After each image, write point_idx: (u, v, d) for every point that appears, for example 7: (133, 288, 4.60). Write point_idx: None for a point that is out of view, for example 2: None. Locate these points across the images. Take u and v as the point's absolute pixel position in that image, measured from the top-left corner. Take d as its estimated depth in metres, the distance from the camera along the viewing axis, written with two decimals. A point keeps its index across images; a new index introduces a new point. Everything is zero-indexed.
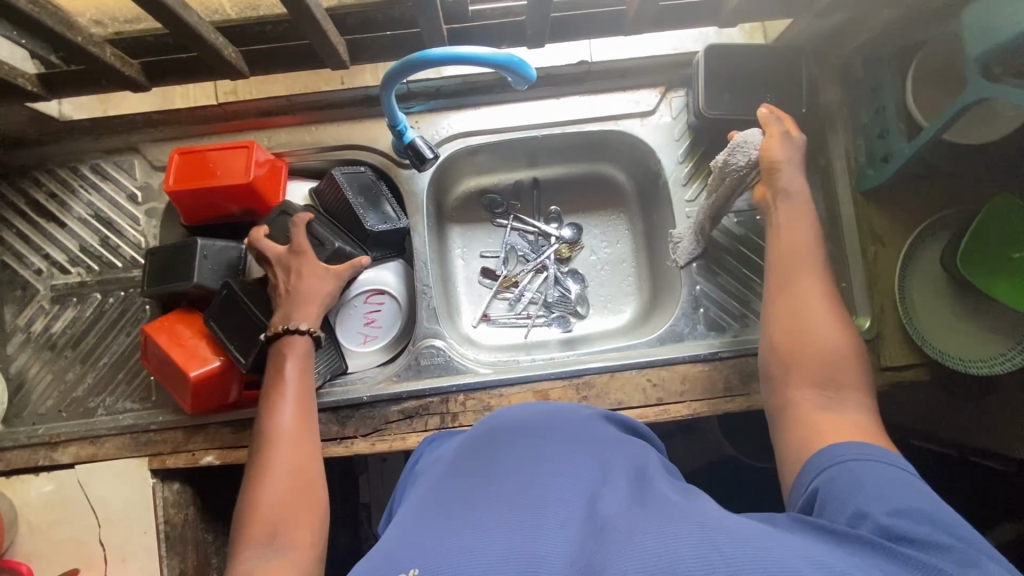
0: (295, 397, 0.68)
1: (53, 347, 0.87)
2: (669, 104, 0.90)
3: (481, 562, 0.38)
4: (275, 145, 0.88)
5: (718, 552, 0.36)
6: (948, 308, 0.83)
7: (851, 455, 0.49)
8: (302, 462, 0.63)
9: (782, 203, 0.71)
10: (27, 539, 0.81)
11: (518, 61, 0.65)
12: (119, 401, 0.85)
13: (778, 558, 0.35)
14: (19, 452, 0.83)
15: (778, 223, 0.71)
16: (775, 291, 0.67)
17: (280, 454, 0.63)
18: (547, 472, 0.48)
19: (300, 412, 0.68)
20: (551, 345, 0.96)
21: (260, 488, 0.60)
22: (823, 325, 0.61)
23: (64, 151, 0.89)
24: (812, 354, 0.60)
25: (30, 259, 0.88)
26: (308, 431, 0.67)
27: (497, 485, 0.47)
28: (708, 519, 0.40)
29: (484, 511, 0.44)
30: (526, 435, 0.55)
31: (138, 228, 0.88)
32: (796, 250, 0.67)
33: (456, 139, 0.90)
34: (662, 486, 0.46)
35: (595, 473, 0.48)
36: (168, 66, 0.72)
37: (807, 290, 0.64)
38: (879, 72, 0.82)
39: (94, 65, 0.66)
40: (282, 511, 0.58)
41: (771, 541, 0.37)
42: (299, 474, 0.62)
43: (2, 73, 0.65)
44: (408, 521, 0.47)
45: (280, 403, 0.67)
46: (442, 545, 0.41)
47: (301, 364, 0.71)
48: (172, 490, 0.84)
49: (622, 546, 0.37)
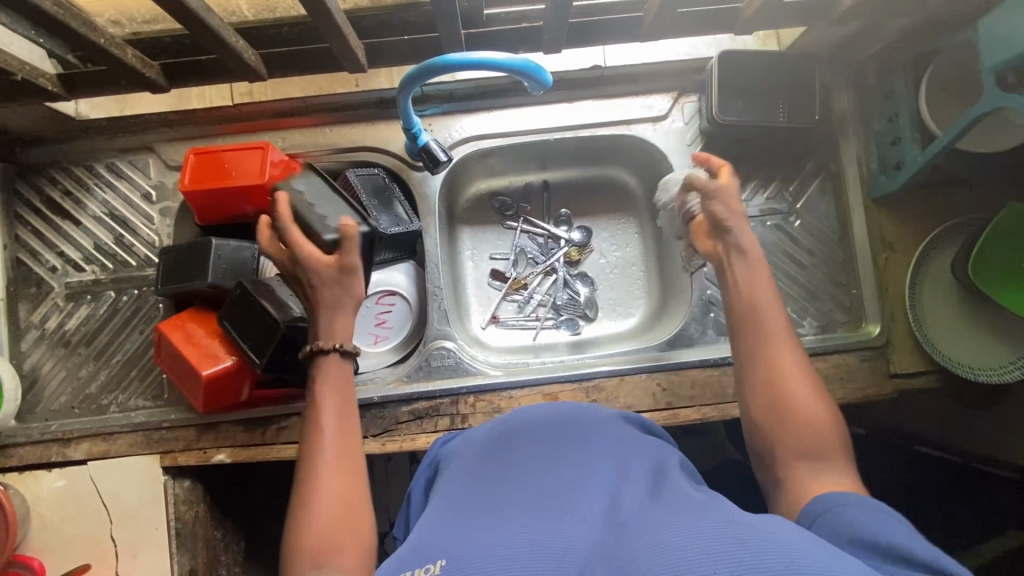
0: (335, 409, 0.64)
1: (67, 344, 0.87)
2: (682, 109, 0.90)
3: (507, 555, 0.39)
4: (289, 146, 0.88)
5: (743, 548, 0.36)
6: (957, 316, 0.83)
7: (839, 498, 0.48)
8: (345, 480, 0.59)
9: (741, 263, 0.67)
10: (39, 534, 0.81)
11: (535, 66, 0.66)
12: (132, 398, 0.86)
13: (802, 552, 0.35)
14: (32, 448, 0.84)
15: (739, 286, 0.65)
16: (746, 360, 0.61)
17: (323, 473, 0.59)
18: (568, 470, 0.48)
19: (341, 423, 0.63)
20: (560, 348, 0.96)
21: (306, 512, 0.56)
22: (797, 394, 0.57)
23: (80, 149, 0.90)
24: (796, 428, 0.55)
25: (45, 257, 0.89)
26: (351, 444, 0.62)
27: (518, 482, 0.48)
28: (729, 515, 0.40)
29: (508, 507, 0.45)
30: (546, 435, 0.56)
31: (152, 226, 0.89)
32: (760, 312, 0.62)
33: (468, 142, 0.90)
34: (681, 485, 0.46)
35: (615, 471, 0.49)
36: (186, 67, 0.73)
37: (778, 357, 0.59)
38: (893, 80, 0.82)
39: (114, 66, 0.67)
40: (330, 535, 0.55)
41: (792, 535, 0.38)
42: (346, 493, 0.58)
43: (24, 72, 0.66)
44: (433, 519, 0.48)
45: (319, 415, 0.63)
46: (467, 540, 0.41)
47: (338, 371, 0.67)
48: (183, 488, 0.84)
49: (647, 542, 0.38)
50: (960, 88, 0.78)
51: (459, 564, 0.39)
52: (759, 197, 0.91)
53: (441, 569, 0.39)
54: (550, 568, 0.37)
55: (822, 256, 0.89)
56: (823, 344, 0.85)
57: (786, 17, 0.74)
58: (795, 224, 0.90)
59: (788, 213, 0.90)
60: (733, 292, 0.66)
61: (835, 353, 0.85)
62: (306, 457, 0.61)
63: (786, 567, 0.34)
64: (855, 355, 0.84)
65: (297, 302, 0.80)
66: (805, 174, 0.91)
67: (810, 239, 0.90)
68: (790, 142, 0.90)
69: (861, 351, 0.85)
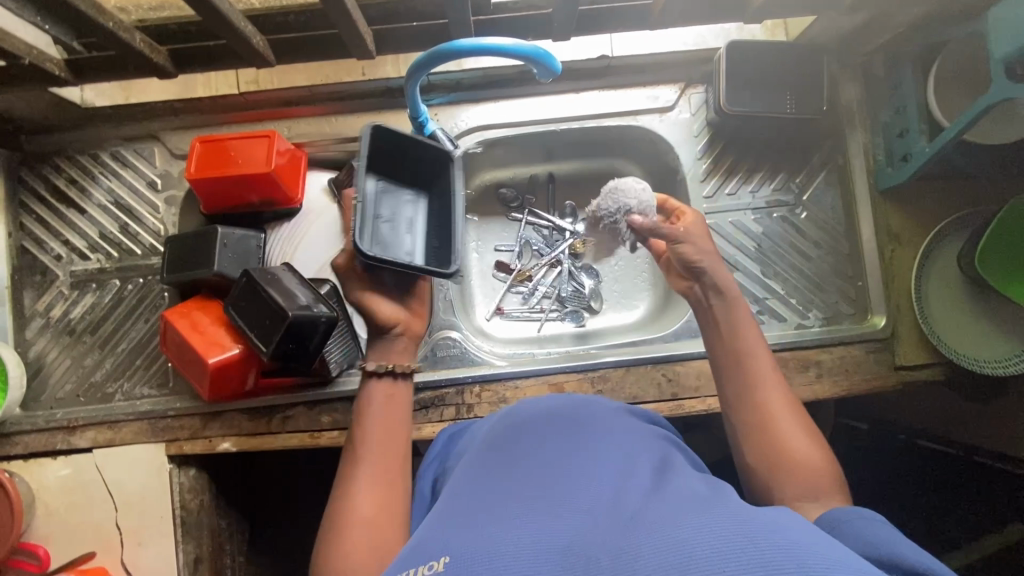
0: (382, 420, 0.62)
1: (72, 333, 0.87)
2: (688, 100, 0.90)
3: (512, 550, 0.39)
4: (295, 136, 0.88)
5: (753, 543, 0.35)
6: (963, 308, 0.83)
7: (841, 515, 0.47)
8: (382, 491, 0.56)
9: (719, 300, 0.64)
10: (43, 522, 0.82)
11: (546, 54, 0.65)
12: (137, 387, 0.86)
13: (814, 551, 0.34)
14: (37, 436, 0.84)
15: (718, 326, 0.63)
16: (735, 406, 0.58)
17: (359, 482, 0.57)
18: (575, 467, 0.48)
19: (385, 434, 0.61)
20: (565, 340, 0.96)
21: (338, 521, 0.54)
22: (790, 437, 0.54)
23: (85, 137, 0.90)
24: (792, 473, 0.53)
25: (50, 245, 0.89)
26: (393, 456, 0.60)
27: (524, 479, 0.48)
28: (739, 511, 0.39)
29: (513, 503, 0.44)
30: (553, 431, 0.56)
31: (157, 215, 0.89)
32: (744, 353, 0.60)
33: (474, 132, 0.90)
34: (690, 479, 0.46)
35: (620, 468, 0.48)
36: (194, 53, 0.72)
37: (767, 399, 0.57)
38: (901, 71, 0.82)
39: (123, 51, 0.67)
40: (359, 546, 0.51)
41: (804, 532, 0.37)
42: (379, 504, 0.55)
43: (31, 57, 0.66)
44: (437, 517, 0.47)
45: (364, 430, 0.62)
46: (471, 536, 0.41)
47: (392, 385, 0.65)
48: (188, 476, 0.84)
49: (651, 537, 0.37)
50: (969, 79, 0.77)
51: (463, 561, 0.39)
52: (765, 188, 0.91)
53: (445, 565, 0.39)
54: (555, 563, 0.37)
55: (828, 248, 0.89)
56: (829, 335, 0.85)
57: (794, 6, 0.74)
58: (801, 216, 0.90)
59: (794, 205, 0.91)
60: (714, 331, 0.63)
61: (842, 344, 0.84)
62: (345, 467, 0.59)
63: (796, 563, 0.33)
64: (861, 347, 0.84)
65: (304, 291, 0.79)
66: (811, 166, 0.91)
67: (816, 231, 0.90)
68: (797, 133, 0.90)
69: (867, 343, 0.84)
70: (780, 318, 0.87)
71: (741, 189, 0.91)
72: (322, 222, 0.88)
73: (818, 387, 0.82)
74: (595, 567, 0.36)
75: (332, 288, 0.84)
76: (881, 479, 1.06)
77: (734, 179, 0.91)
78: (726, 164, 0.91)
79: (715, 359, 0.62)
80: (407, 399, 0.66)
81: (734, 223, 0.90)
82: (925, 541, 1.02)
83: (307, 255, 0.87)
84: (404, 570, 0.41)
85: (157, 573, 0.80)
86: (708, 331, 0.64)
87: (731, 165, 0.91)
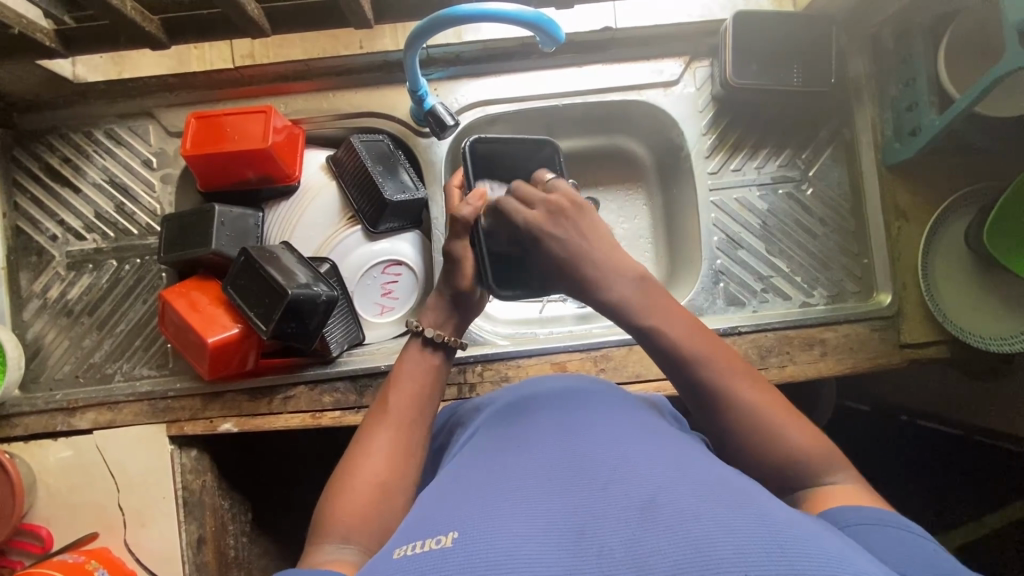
0: (413, 389, 0.62)
1: (70, 314, 0.86)
2: (693, 74, 0.89)
3: (523, 535, 0.38)
4: (291, 112, 0.87)
5: (779, 548, 0.35)
6: (970, 285, 0.82)
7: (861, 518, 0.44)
8: (398, 459, 0.56)
9: (642, 321, 0.56)
10: (45, 504, 0.81)
11: (548, 20, 0.64)
12: (136, 367, 0.85)
13: (840, 562, 0.34)
14: (37, 417, 0.83)
15: (659, 344, 0.56)
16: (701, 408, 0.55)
17: (378, 443, 0.57)
18: (588, 448, 0.48)
19: (413, 403, 0.61)
20: (567, 320, 0.96)
21: (348, 476, 0.54)
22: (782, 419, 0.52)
23: (78, 115, 0.88)
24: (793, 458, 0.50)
25: (45, 225, 0.87)
26: (416, 427, 0.59)
27: (536, 459, 0.47)
28: (760, 508, 0.39)
29: (524, 482, 0.44)
30: (565, 411, 0.55)
31: (153, 194, 0.87)
32: (695, 356, 0.54)
33: (476, 107, 0.88)
34: (707, 465, 0.46)
35: (633, 448, 0.48)
36: (189, 23, 0.71)
37: (737, 384, 0.53)
38: (911, 42, 0.80)
39: (115, 20, 0.65)
40: (362, 506, 0.51)
41: (827, 540, 0.37)
42: (392, 470, 0.55)
43: (21, 26, 0.65)
44: (441, 494, 0.46)
45: (387, 397, 0.61)
46: (481, 515, 0.41)
47: (429, 357, 0.65)
48: (190, 457, 0.84)
49: (667, 530, 0.37)
50: (979, 49, 0.76)
51: (473, 539, 0.38)
52: (771, 163, 0.90)
53: (453, 541, 0.39)
54: (569, 550, 0.37)
55: (834, 225, 0.88)
56: (835, 313, 0.84)
57: None
58: (806, 192, 0.89)
59: (800, 180, 0.89)
60: (650, 341, 0.56)
61: (846, 323, 0.83)
62: (367, 426, 0.59)
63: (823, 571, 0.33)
64: (866, 325, 0.83)
65: (304, 270, 0.78)
66: (818, 141, 0.89)
67: (822, 207, 0.88)
68: (803, 108, 0.88)
69: (872, 321, 0.84)
70: (784, 296, 0.87)
71: (746, 165, 0.90)
72: (320, 200, 0.86)
73: (823, 365, 0.82)
74: (609, 558, 0.36)
75: (331, 266, 0.83)
76: (883, 459, 1.06)
77: (740, 155, 0.90)
78: (731, 139, 0.90)
79: (669, 372, 0.56)
80: (440, 376, 0.65)
81: (739, 199, 0.89)
82: (925, 519, 1.03)
83: (305, 233, 0.85)
84: (407, 543, 0.40)
85: (160, 552, 0.80)
86: (652, 354, 0.57)
87: (737, 141, 0.90)
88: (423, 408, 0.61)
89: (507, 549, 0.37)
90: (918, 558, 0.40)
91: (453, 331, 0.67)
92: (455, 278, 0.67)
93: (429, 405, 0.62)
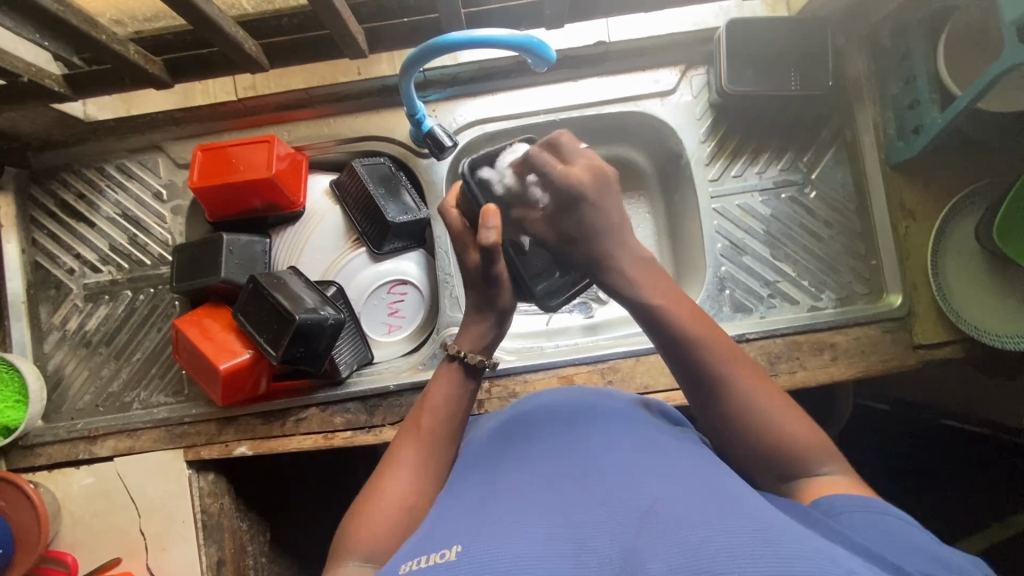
0: (444, 410, 0.60)
1: (88, 344, 0.89)
2: (690, 82, 0.89)
3: (532, 550, 0.38)
4: (294, 139, 0.89)
5: (771, 549, 0.34)
6: (983, 284, 0.81)
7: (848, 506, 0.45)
8: (423, 482, 0.56)
9: (673, 318, 0.56)
10: (69, 530, 0.83)
11: (537, 42, 0.66)
12: (153, 395, 0.87)
13: (836, 562, 0.33)
14: (59, 446, 0.86)
15: (675, 338, 0.56)
16: (696, 397, 0.56)
17: (405, 466, 0.56)
18: (602, 464, 0.47)
19: (443, 424, 0.60)
20: (575, 331, 0.96)
21: (373, 497, 0.54)
22: (779, 438, 0.52)
23: (92, 151, 0.91)
24: (800, 469, 0.50)
25: (62, 259, 0.90)
26: (444, 450, 0.59)
27: (544, 475, 0.47)
28: (758, 513, 0.39)
29: (532, 498, 0.44)
30: (576, 424, 0.54)
31: (164, 225, 0.90)
32: (713, 351, 0.55)
33: (474, 126, 0.89)
34: (716, 476, 0.45)
35: (646, 462, 0.47)
36: (189, 62, 0.74)
37: (739, 372, 0.54)
38: (909, 40, 0.79)
39: (119, 64, 0.68)
40: (384, 528, 0.52)
41: (829, 545, 0.36)
42: (418, 494, 0.55)
43: (30, 74, 0.68)
44: (444, 510, 0.47)
45: (418, 417, 0.60)
46: (485, 527, 0.41)
47: (462, 381, 0.62)
48: (207, 481, 0.85)
49: (664, 537, 0.37)
50: (975, 45, 0.75)
51: (476, 552, 0.39)
52: (772, 167, 0.89)
53: (458, 554, 0.39)
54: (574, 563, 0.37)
55: (839, 227, 0.87)
56: (844, 316, 0.83)
57: None
58: (810, 195, 0.88)
59: (803, 183, 0.88)
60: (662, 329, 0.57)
61: (855, 325, 0.82)
62: (395, 445, 0.59)
63: (815, 562, 0.33)
64: (876, 327, 0.82)
65: (311, 294, 0.79)
66: (819, 143, 0.89)
67: (828, 211, 0.87)
68: (802, 110, 0.88)
69: (883, 323, 0.82)
70: (793, 301, 0.85)
71: (747, 171, 0.89)
72: (325, 224, 0.87)
73: (833, 370, 0.80)
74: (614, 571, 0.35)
75: (338, 289, 0.84)
76: (902, 460, 1.03)
77: (740, 160, 0.89)
78: (731, 145, 0.89)
79: (673, 364, 0.57)
80: (472, 398, 0.63)
81: (741, 205, 0.88)
82: (951, 522, 1.00)
83: (311, 257, 0.87)
84: (413, 559, 0.40)
85: None
86: (665, 348, 0.57)
87: (738, 146, 0.89)
88: (451, 432, 0.60)
89: (513, 562, 0.37)
90: (912, 545, 0.40)
91: (483, 353, 0.64)
92: (495, 301, 0.62)
93: (457, 429, 0.60)
